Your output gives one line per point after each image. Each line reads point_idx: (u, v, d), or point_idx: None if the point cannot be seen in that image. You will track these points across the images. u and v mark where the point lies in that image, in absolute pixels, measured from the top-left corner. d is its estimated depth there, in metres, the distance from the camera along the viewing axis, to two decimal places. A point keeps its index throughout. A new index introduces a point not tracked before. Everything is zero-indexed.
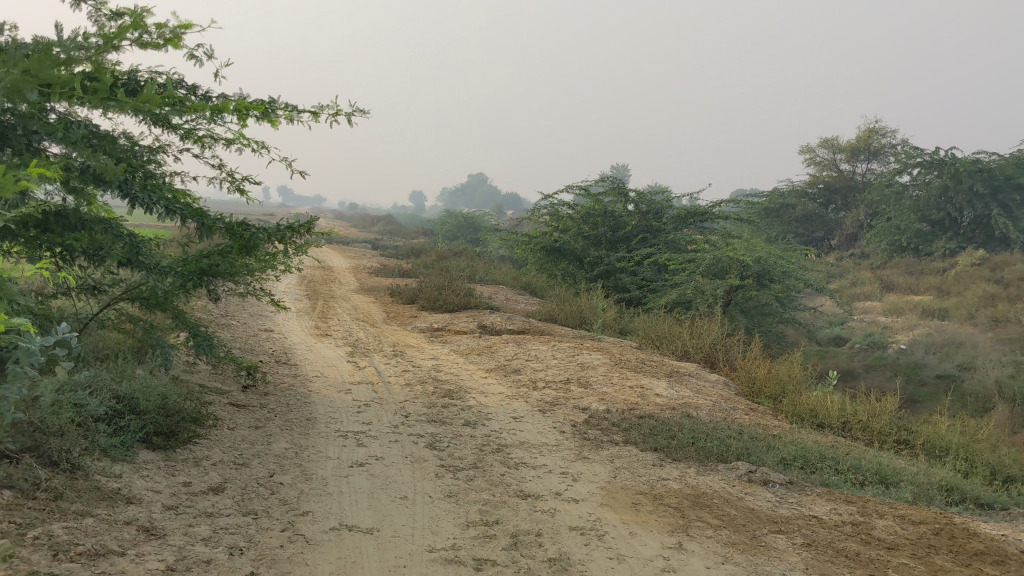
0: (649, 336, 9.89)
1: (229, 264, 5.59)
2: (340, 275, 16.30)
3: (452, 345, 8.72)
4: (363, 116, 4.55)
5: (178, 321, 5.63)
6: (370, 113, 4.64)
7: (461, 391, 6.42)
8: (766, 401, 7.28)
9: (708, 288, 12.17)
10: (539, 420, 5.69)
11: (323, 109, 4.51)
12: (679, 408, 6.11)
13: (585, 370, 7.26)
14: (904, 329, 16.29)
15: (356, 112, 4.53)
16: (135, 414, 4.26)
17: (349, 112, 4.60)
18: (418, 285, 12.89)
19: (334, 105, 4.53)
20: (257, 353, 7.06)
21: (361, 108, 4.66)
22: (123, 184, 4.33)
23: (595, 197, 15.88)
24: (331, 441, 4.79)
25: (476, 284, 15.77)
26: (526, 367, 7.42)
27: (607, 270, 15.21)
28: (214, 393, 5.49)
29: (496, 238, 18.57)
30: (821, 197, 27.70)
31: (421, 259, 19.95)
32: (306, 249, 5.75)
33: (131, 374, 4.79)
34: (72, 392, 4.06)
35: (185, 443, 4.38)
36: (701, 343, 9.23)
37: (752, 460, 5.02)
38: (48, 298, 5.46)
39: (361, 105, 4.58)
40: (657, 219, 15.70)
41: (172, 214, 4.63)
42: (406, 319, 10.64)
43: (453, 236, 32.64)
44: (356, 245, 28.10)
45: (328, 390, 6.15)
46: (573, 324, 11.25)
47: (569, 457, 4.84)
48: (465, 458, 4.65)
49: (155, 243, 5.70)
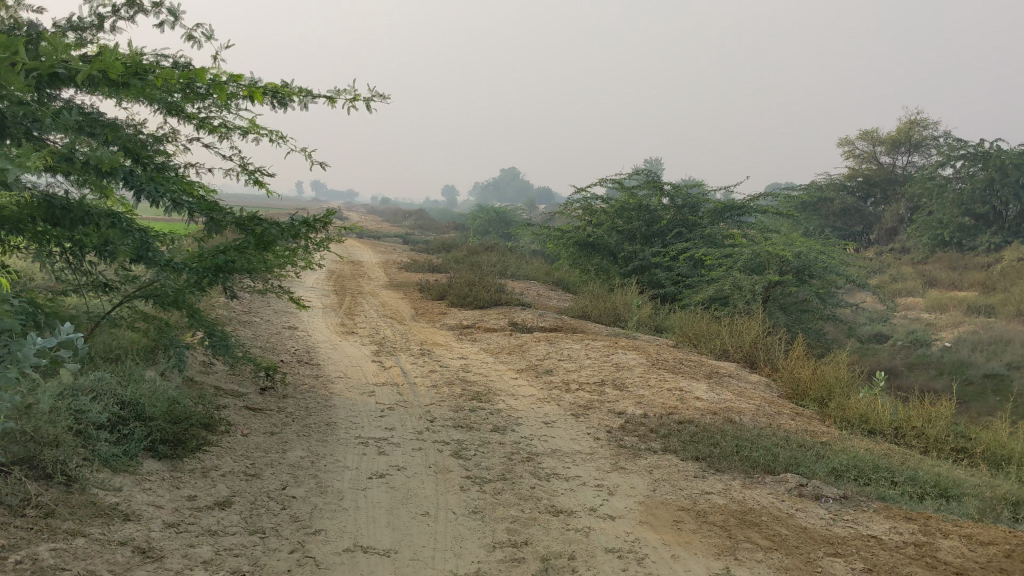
0: (686, 334, 9.52)
1: (247, 261, 5.29)
2: (370, 270, 16.09)
3: (481, 343, 8.42)
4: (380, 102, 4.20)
5: (193, 320, 5.36)
6: (392, 98, 4.30)
7: (491, 393, 6.11)
8: (811, 404, 6.91)
9: (746, 283, 11.76)
10: (571, 425, 5.36)
11: (339, 93, 4.16)
12: (720, 412, 5.76)
13: (620, 371, 6.91)
14: (949, 326, 15.76)
15: (374, 97, 4.19)
16: (141, 421, 3.99)
17: (367, 97, 4.25)
18: (447, 281, 12.61)
19: (351, 89, 4.19)
20: (278, 352, 6.80)
21: (380, 93, 4.32)
22: (127, 174, 4.02)
23: (630, 190, 15.52)
24: (350, 448, 4.51)
25: (508, 279, 15.49)
26: (558, 367, 7.09)
27: (641, 266, 14.84)
28: (230, 396, 5.23)
29: (528, 233, 18.26)
30: (860, 190, 27.11)
31: (452, 253, 19.72)
32: (326, 244, 5.48)
33: (139, 376, 4.54)
34: (73, 397, 3.81)
35: (194, 452, 4.11)
36: (740, 342, 8.86)
37: (802, 472, 4.66)
38: (60, 295, 5.24)
39: (379, 89, 4.22)
40: (693, 213, 15.21)
41: (179, 209, 4.28)
42: (434, 316, 10.36)
43: (484, 231, 32.46)
44: (387, 240, 27.99)
45: (351, 392, 5.87)
46: (607, 321, 10.93)
47: (604, 468, 4.50)
48: (493, 468, 4.34)
49: (170, 239, 5.45)
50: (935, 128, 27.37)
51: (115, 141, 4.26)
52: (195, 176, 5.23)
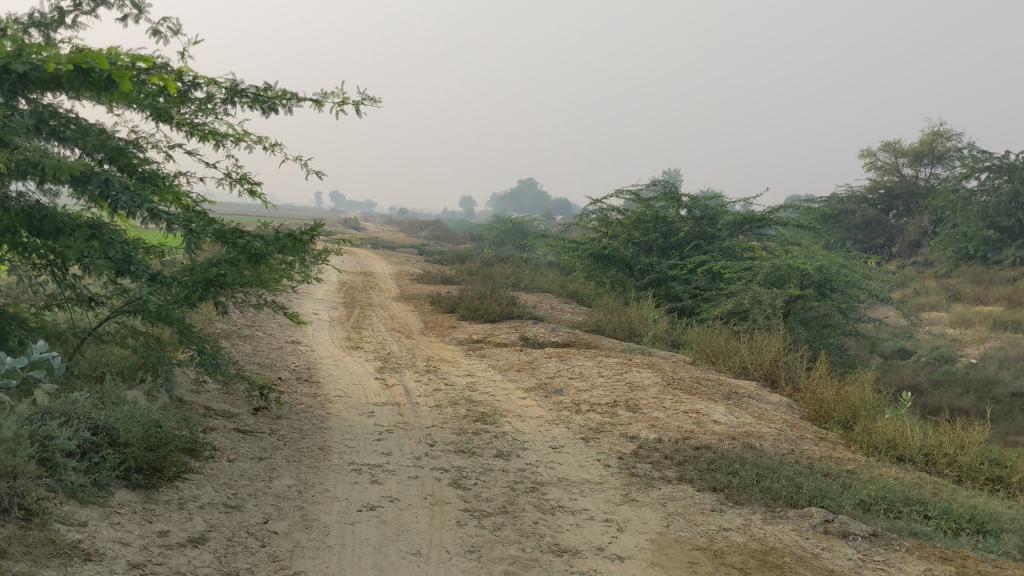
0: (703, 351, 9.19)
1: (239, 275, 4.94)
2: (382, 281, 15.84)
3: (490, 359, 8.11)
4: (372, 105, 4.34)
5: (183, 336, 5.07)
6: (382, 101, 4.45)
7: (497, 414, 5.80)
8: (835, 428, 6.56)
9: (766, 297, 11.45)
10: (580, 450, 5.05)
11: (328, 97, 4.28)
12: (739, 437, 5.42)
13: (634, 391, 6.58)
14: (975, 342, 15.32)
15: (365, 100, 4.32)
16: (115, 448, 3.72)
17: (356, 100, 4.40)
18: (458, 293, 12.34)
19: (340, 93, 4.34)
20: (277, 369, 6.53)
21: (366, 95, 4.47)
22: (103, 182, 3.77)
23: (646, 202, 15.22)
24: (341, 476, 4.22)
25: (521, 292, 15.20)
26: (569, 387, 6.77)
27: (658, 278, 14.52)
28: (219, 418, 4.96)
29: (543, 244, 17.94)
30: (881, 203, 26.66)
31: (466, 265, 19.44)
32: (322, 256, 5.27)
33: (119, 397, 4.27)
34: (41, 422, 3.55)
35: (172, 481, 3.83)
36: (760, 359, 8.52)
37: (828, 505, 4.31)
38: (44, 309, 4.99)
39: (368, 91, 4.37)
40: (711, 225, 14.88)
41: (156, 221, 3.98)
42: (444, 329, 10.06)
43: (501, 242, 32.22)
44: (402, 250, 27.78)
45: (349, 412, 5.58)
46: (622, 336, 10.61)
47: (614, 500, 4.18)
48: (494, 499, 4.04)
49: (160, 254, 5.19)
50: (958, 139, 26.90)
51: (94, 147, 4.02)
52: (185, 184, 5.16)
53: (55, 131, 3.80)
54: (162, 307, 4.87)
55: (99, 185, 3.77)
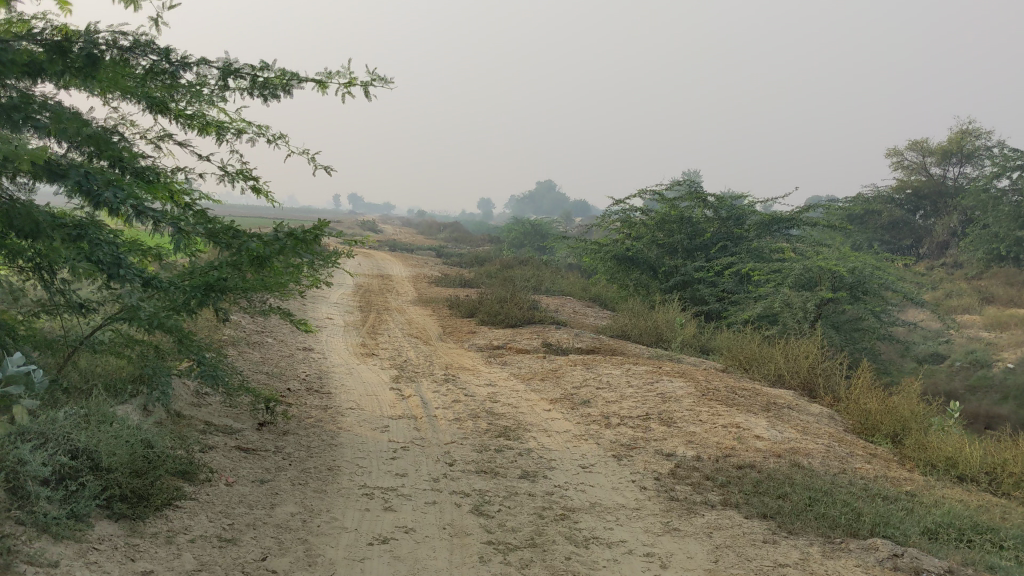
0: (736, 359, 8.73)
1: (242, 279, 4.57)
2: (399, 285, 15.48)
3: (512, 368, 7.69)
4: (383, 86, 3.99)
5: (181, 346, 4.69)
6: (394, 81, 4.08)
7: (521, 428, 5.39)
8: (883, 442, 6.09)
9: (797, 300, 10.96)
10: (613, 470, 4.63)
11: (334, 77, 3.93)
12: (785, 455, 4.98)
13: (667, 403, 6.13)
14: (1012, 346, 14.75)
15: (374, 80, 3.96)
16: (97, 473, 3.32)
17: (366, 81, 4.03)
18: (478, 297, 11.92)
19: (347, 73, 3.99)
20: (285, 379, 6.12)
21: (375, 76, 4.12)
22: (83, 177, 3.42)
23: (671, 202, 14.78)
24: (350, 503, 3.81)
25: (542, 295, 14.79)
26: (597, 398, 6.34)
27: (684, 281, 14.06)
28: (220, 435, 4.56)
29: (563, 246, 17.49)
30: (909, 203, 25.98)
31: (485, 267, 19.04)
32: (334, 258, 4.90)
33: (107, 413, 3.87)
34: (12, 445, 3.15)
35: (161, 510, 3.42)
36: (797, 367, 8.05)
37: (893, 535, 3.86)
38: (33, 316, 4.63)
39: (377, 71, 4.01)
40: (738, 226, 14.39)
41: (143, 221, 3.60)
42: (463, 335, 9.64)
43: (519, 244, 31.81)
44: (419, 253, 27.47)
45: (360, 427, 5.16)
46: (648, 341, 10.16)
47: (654, 530, 3.76)
48: (520, 529, 3.63)
49: (156, 257, 4.81)
50: (987, 137, 26.21)
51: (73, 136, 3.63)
52: (185, 181, 4.80)
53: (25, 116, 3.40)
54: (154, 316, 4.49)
55: (78, 180, 3.42)
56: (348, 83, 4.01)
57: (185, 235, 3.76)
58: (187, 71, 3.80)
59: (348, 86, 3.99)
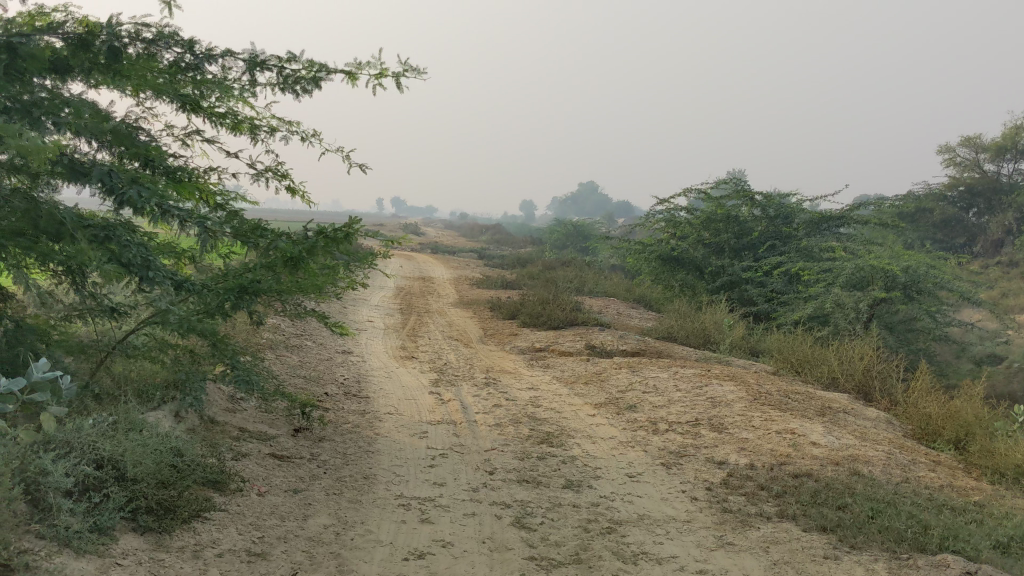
0: (788, 361, 8.44)
1: (277, 282, 4.41)
2: (441, 286, 15.36)
3: (554, 371, 7.48)
4: (416, 76, 3.90)
5: (215, 351, 4.56)
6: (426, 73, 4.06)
7: (565, 435, 5.18)
8: (946, 449, 5.78)
9: (849, 300, 10.62)
10: (662, 480, 4.41)
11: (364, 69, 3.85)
12: (843, 463, 4.72)
13: (717, 408, 5.88)
14: None
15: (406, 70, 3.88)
16: (122, 484, 3.18)
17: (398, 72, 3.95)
18: (519, 299, 11.74)
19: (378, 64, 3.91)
20: (323, 383, 5.98)
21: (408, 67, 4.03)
22: (106, 175, 3.34)
23: (717, 201, 14.48)
24: (386, 514, 3.65)
25: (585, 296, 14.58)
26: (643, 403, 6.11)
27: (731, 281, 13.76)
28: (254, 441, 4.42)
29: (606, 246, 17.24)
30: (962, 200, 25.23)
31: (527, 269, 18.85)
32: (370, 259, 4.75)
33: (137, 421, 3.74)
34: (34, 456, 3.02)
35: (189, 522, 3.27)
36: (851, 370, 7.74)
37: (963, 550, 3.57)
38: (64, 320, 4.53)
39: (410, 62, 3.92)
40: (786, 224, 14.05)
41: (169, 220, 3.48)
42: (505, 337, 9.46)
43: (561, 245, 31.59)
44: (460, 254, 27.38)
45: (398, 433, 5.00)
46: (695, 343, 9.90)
47: (706, 544, 3.54)
48: (564, 544, 3.43)
49: (189, 260, 4.69)
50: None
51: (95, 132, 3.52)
52: (217, 181, 4.69)
53: (46, 113, 3.28)
54: (185, 320, 4.37)
55: (102, 178, 3.32)
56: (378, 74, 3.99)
57: (213, 235, 3.63)
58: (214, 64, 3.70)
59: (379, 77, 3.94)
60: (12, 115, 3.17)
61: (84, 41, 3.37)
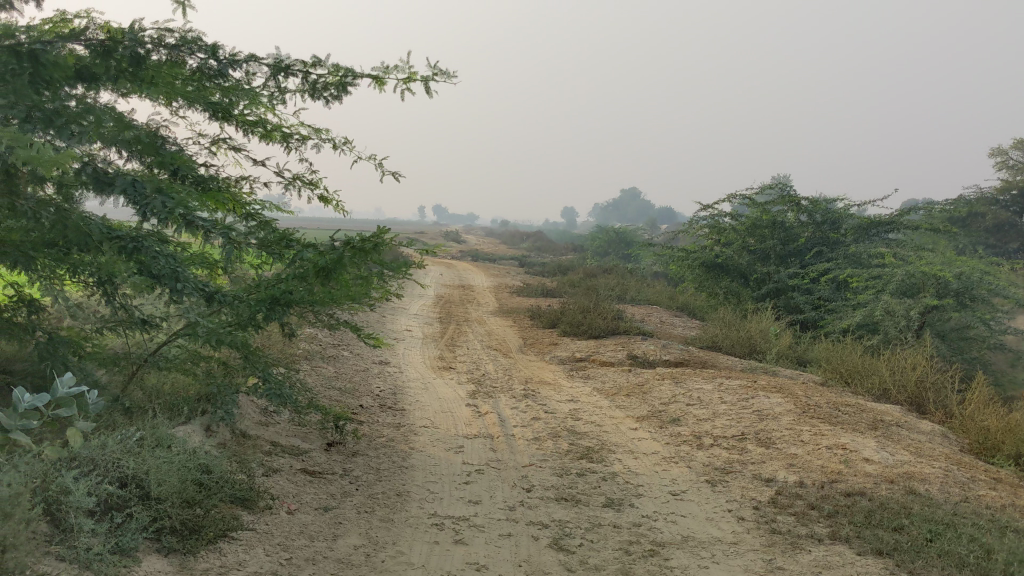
0: (837, 371, 8.19)
1: (310, 293, 4.29)
2: (481, 295, 15.26)
3: (595, 382, 7.30)
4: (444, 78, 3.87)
5: (248, 363, 4.47)
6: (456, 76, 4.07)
7: (605, 449, 5.02)
8: (1006, 465, 5.51)
9: (899, 308, 10.30)
10: (707, 498, 4.23)
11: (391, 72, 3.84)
12: (899, 481, 4.49)
13: (763, 422, 5.67)
14: None
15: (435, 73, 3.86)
16: (146, 503, 3.08)
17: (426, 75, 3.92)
18: (559, 307, 11.59)
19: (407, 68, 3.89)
20: (358, 395, 5.88)
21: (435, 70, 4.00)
22: (130, 185, 3.33)
23: (762, 206, 14.21)
24: (419, 535, 3.52)
25: (627, 305, 14.38)
26: (687, 416, 5.92)
27: (776, 288, 13.48)
28: (287, 456, 4.32)
29: (649, 253, 17.01)
30: (1015, 204, 24.56)
31: (569, 276, 18.68)
32: (404, 269, 4.64)
33: (166, 437, 3.65)
34: (56, 476, 2.93)
35: (215, 542, 3.15)
36: (904, 381, 7.47)
37: None
38: (97, 332, 4.48)
39: (438, 66, 3.89)
40: (834, 230, 13.73)
41: (195, 231, 3.45)
42: (545, 347, 9.31)
43: (603, 252, 31.35)
44: (501, 262, 27.29)
45: (434, 447, 4.87)
46: (740, 353, 9.67)
47: (754, 568, 3.36)
48: (605, 567, 3.27)
49: (221, 271, 4.61)
50: None
51: (115, 139, 3.42)
52: (249, 191, 4.62)
53: (68, 123, 3.19)
54: (215, 331, 4.30)
55: (126, 188, 3.31)
56: (407, 78, 3.97)
57: (237, 245, 3.60)
58: (237, 68, 3.64)
59: (408, 82, 3.93)
60: (35, 123, 3.10)
61: (107, 46, 3.30)
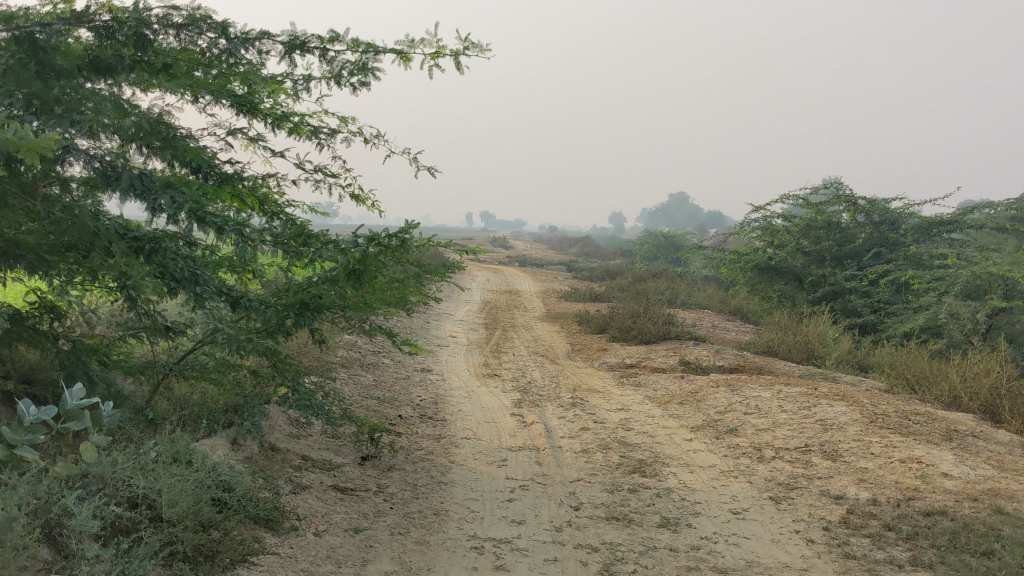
0: (903, 378, 7.75)
1: (340, 297, 4.05)
2: (528, 300, 14.98)
3: (646, 389, 6.97)
4: (476, 52, 3.68)
5: (277, 372, 4.21)
6: (488, 49, 3.87)
7: (659, 462, 4.69)
8: None
9: (964, 311, 9.79)
10: (772, 518, 3.87)
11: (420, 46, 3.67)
12: (983, 499, 4.06)
13: (828, 432, 5.29)
14: None
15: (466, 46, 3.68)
16: (158, 526, 2.82)
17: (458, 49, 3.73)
18: (608, 312, 11.26)
19: (436, 42, 3.71)
20: (397, 405, 5.61)
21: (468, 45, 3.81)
22: (138, 180, 3.06)
23: (817, 207, 13.79)
24: (456, 560, 3.24)
25: (677, 309, 13.99)
26: (746, 426, 5.55)
27: (833, 291, 12.98)
28: (318, 472, 4.05)
29: (699, 256, 16.60)
30: None
31: (617, 280, 18.33)
32: (442, 271, 4.37)
33: (185, 452, 3.40)
34: (59, 496, 2.68)
35: (233, 569, 2.87)
36: (976, 388, 7.00)
37: None
38: (119, 341, 4.24)
39: (471, 38, 3.71)
40: (893, 230, 13.16)
41: (206, 228, 3.21)
42: (593, 353, 8.98)
43: (652, 256, 30.88)
44: (550, 267, 27.00)
45: (475, 461, 4.57)
46: (797, 359, 9.26)
47: None
48: None
49: (248, 276, 4.36)
50: None
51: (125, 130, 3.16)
52: (278, 190, 4.40)
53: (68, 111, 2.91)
54: (234, 339, 4.02)
55: (133, 183, 3.05)
56: (436, 53, 3.77)
57: (251, 245, 3.40)
58: (250, 46, 3.43)
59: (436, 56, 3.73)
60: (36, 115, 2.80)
61: (110, 27, 3.08)
